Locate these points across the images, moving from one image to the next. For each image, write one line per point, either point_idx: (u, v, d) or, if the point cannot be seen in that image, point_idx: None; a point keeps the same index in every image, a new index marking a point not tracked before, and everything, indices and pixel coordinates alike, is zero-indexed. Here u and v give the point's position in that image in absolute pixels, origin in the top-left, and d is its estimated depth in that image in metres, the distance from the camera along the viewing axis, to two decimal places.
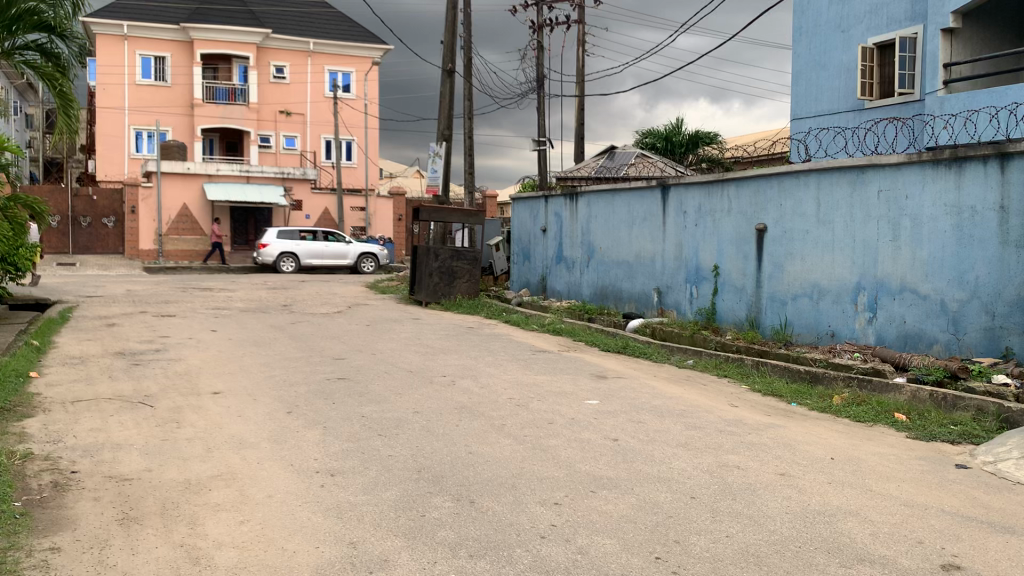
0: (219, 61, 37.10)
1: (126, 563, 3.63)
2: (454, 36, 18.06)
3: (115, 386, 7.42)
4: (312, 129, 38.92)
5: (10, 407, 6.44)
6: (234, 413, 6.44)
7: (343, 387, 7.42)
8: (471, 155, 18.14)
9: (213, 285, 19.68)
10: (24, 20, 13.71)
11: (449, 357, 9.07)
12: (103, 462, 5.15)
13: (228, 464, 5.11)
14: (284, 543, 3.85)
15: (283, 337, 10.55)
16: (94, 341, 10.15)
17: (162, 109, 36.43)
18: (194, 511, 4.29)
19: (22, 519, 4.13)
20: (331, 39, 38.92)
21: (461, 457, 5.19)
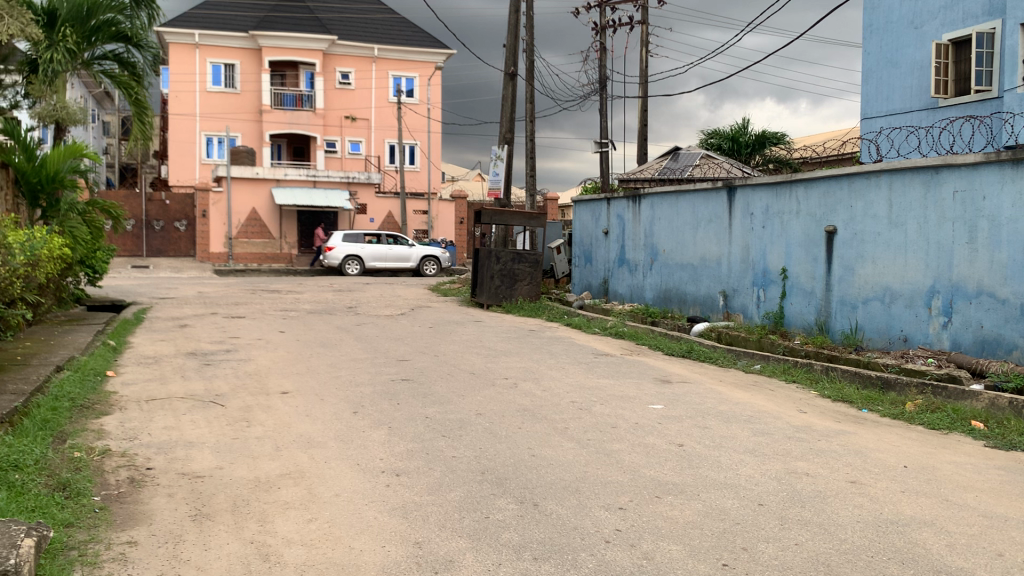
0: (286, 67, 37.88)
1: (199, 559, 3.73)
2: (516, 39, 18.13)
3: (186, 385, 7.62)
4: (377, 134, 39.45)
5: (89, 405, 6.68)
6: (302, 413, 6.55)
7: (407, 388, 7.50)
8: (534, 157, 18.16)
9: (280, 287, 20.11)
10: (102, 31, 15.45)
11: (511, 359, 9.08)
12: (176, 459, 5.30)
13: (296, 463, 5.21)
14: (351, 542, 3.90)
15: (348, 339, 10.72)
16: (167, 341, 10.46)
17: (232, 115, 37.34)
18: (264, 508, 4.37)
19: (102, 513, 4.28)
20: (395, 44, 39.38)
21: (525, 460, 5.19)
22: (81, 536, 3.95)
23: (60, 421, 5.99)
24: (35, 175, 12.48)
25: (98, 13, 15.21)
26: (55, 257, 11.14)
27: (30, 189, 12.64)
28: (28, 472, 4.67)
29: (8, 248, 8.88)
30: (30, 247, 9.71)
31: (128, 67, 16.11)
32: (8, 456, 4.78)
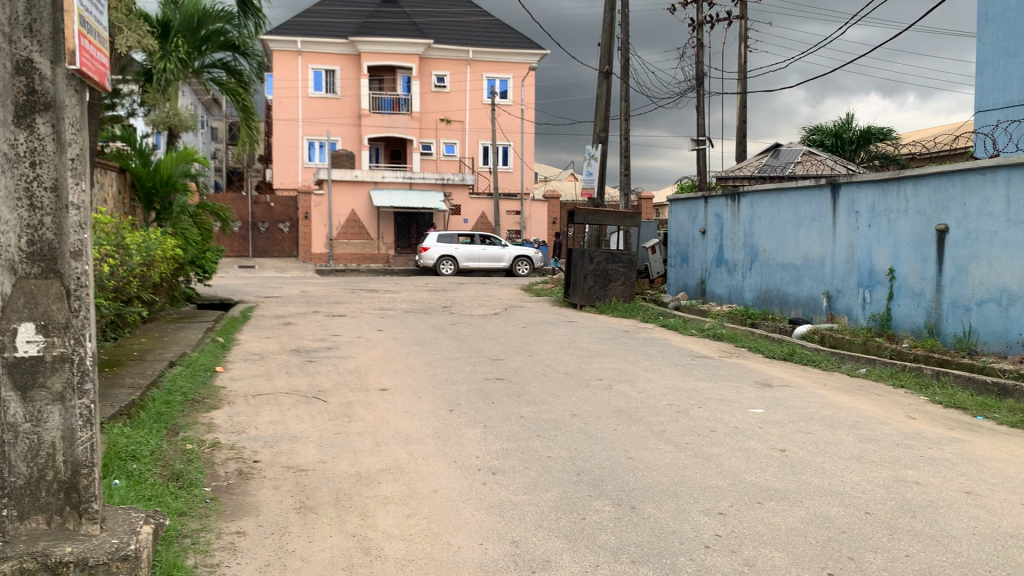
0: (384, 72, 38.69)
1: (304, 550, 3.84)
2: (612, 38, 18.02)
3: (290, 381, 7.87)
4: (471, 135, 39.87)
5: (200, 399, 6.97)
6: (400, 410, 6.68)
7: (502, 387, 7.54)
8: (628, 156, 18.02)
9: (377, 286, 20.54)
10: (211, 40, 16.10)
11: (606, 360, 9.03)
12: (281, 453, 5.47)
13: (395, 459, 5.31)
14: (449, 538, 3.95)
15: (444, 338, 10.86)
16: (272, 338, 10.82)
17: (332, 119, 38.35)
18: (365, 503, 4.47)
19: (213, 504, 4.46)
20: (489, 46, 39.73)
21: (621, 462, 5.15)
22: (194, 525, 4.13)
23: (174, 413, 6.27)
24: (150, 179, 13.31)
25: (208, 23, 15.83)
26: (168, 257, 11.66)
27: (145, 193, 13.51)
28: (145, 462, 4.90)
29: (126, 249, 9.37)
30: (147, 248, 10.22)
31: (236, 75, 16.69)
32: (127, 446, 5.03)
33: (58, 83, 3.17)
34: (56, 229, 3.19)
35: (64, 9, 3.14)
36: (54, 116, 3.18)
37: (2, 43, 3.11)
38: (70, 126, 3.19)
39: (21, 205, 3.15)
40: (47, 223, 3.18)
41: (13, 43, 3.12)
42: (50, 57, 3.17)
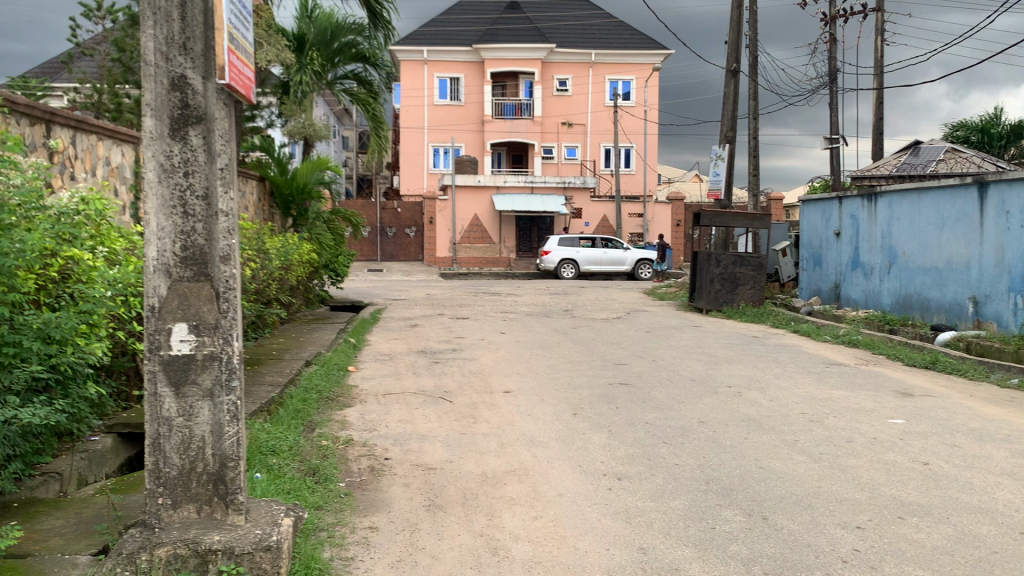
0: (507, 78, 39.13)
1: (433, 547, 3.92)
2: (739, 35, 17.61)
3: (418, 381, 8.07)
4: (593, 138, 39.54)
5: (334, 397, 7.24)
6: (524, 412, 6.73)
7: (627, 392, 7.48)
8: (757, 156, 17.54)
9: (501, 289, 20.78)
10: (344, 53, 16.78)
11: (734, 367, 8.80)
12: (410, 451, 5.61)
13: (521, 460, 5.35)
14: (575, 542, 3.94)
15: (567, 341, 10.87)
16: (400, 340, 11.12)
17: (457, 126, 39.02)
18: (493, 503, 4.52)
19: (347, 498, 4.62)
20: (612, 48, 39.51)
21: (752, 472, 5.01)
22: (330, 518, 4.29)
23: (310, 411, 6.53)
24: (287, 187, 13.87)
25: (341, 36, 16.52)
26: (304, 261, 12.15)
27: (283, 200, 14.09)
28: (284, 457, 5.12)
29: (267, 253, 9.89)
30: (284, 252, 10.70)
31: (367, 85, 17.31)
32: (267, 441, 5.28)
33: (210, 97, 3.37)
34: (207, 235, 3.38)
35: (215, 27, 3.34)
36: (205, 128, 3.38)
37: (160, 61, 3.33)
38: (220, 137, 3.39)
39: (176, 213, 3.36)
40: (198, 229, 3.37)
41: (169, 61, 3.34)
42: (202, 72, 3.37)
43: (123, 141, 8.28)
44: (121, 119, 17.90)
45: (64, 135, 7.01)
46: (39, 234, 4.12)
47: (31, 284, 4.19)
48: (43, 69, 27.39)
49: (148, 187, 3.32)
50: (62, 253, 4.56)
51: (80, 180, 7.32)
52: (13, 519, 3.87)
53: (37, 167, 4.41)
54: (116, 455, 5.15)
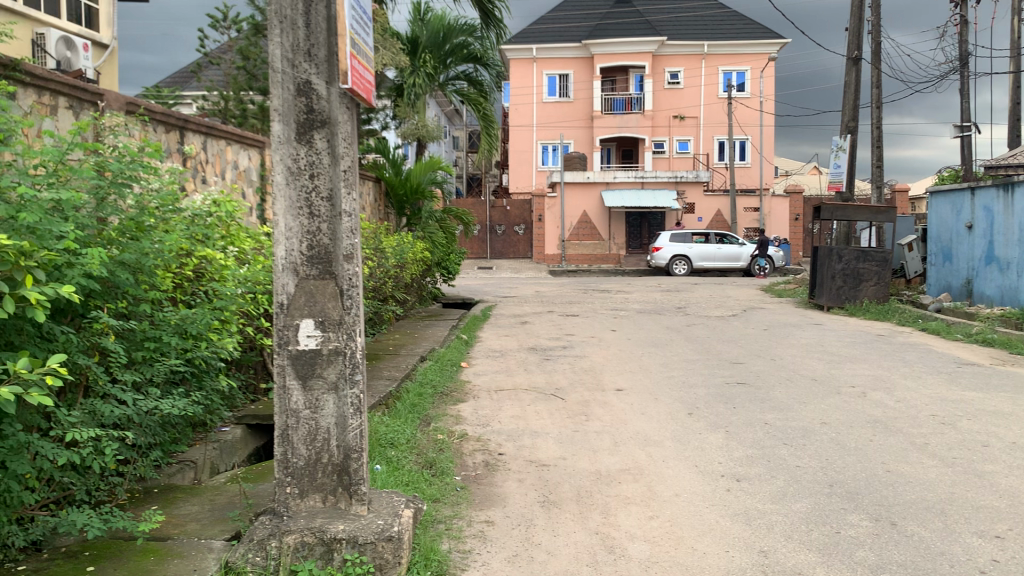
0: (617, 72, 38.85)
1: (549, 543, 3.94)
2: (861, 21, 16.91)
3: (530, 378, 8.12)
4: (706, 131, 38.85)
5: (448, 392, 7.37)
6: (638, 410, 6.67)
7: (744, 392, 7.30)
8: (881, 147, 16.81)
9: (612, 287, 20.66)
10: (455, 53, 17.03)
11: (857, 366, 8.47)
12: (524, 447, 5.65)
13: (635, 459, 5.31)
14: (694, 543, 3.89)
15: (680, 339, 10.70)
16: (511, 337, 11.20)
17: (567, 122, 39.00)
18: (608, 501, 4.51)
19: (463, 492, 4.71)
20: (725, 38, 38.60)
21: (879, 475, 4.81)
22: (447, 511, 4.37)
23: (425, 405, 6.68)
24: (401, 187, 14.22)
25: (452, 37, 16.78)
26: (418, 259, 12.44)
27: (398, 200, 14.46)
28: (402, 449, 5.25)
29: (383, 251, 10.16)
30: (399, 250, 10.99)
31: (477, 85, 17.52)
32: (386, 434, 5.43)
33: (333, 101, 3.49)
34: (331, 234, 3.50)
35: (338, 34, 3.45)
36: (330, 132, 3.49)
37: (286, 68, 3.46)
38: (343, 140, 3.50)
39: (303, 213, 3.49)
40: (324, 229, 3.50)
41: (295, 67, 3.46)
42: (326, 78, 3.49)
43: (250, 145, 8.68)
44: (245, 124, 18.75)
45: (197, 140, 7.40)
46: (176, 235, 4.35)
47: (169, 282, 4.44)
48: (175, 78, 29.02)
49: (276, 190, 3.47)
50: (196, 253, 4.82)
51: (211, 183, 7.72)
52: (154, 504, 4.10)
53: (174, 171, 4.66)
54: (245, 445, 5.40)
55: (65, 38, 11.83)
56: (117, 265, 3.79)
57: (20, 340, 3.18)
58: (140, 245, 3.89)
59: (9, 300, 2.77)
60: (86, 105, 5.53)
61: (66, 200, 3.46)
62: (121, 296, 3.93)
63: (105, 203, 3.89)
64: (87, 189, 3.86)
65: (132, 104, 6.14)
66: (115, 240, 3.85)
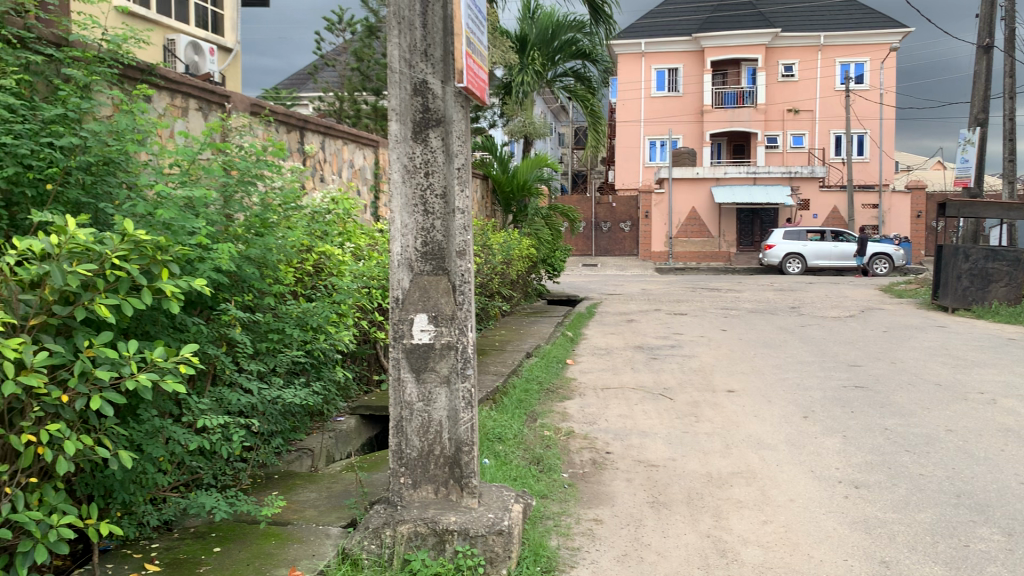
0: (728, 66, 38.02)
1: (659, 544, 3.90)
2: (993, 7, 16.02)
3: (637, 377, 8.04)
4: (822, 125, 37.56)
5: (554, 388, 7.40)
6: (750, 413, 6.52)
7: (862, 396, 7.03)
8: (1014, 140, 15.88)
9: (720, 285, 20.24)
10: (564, 50, 17.04)
11: (986, 371, 8.03)
12: (632, 446, 5.61)
13: (748, 463, 5.19)
14: (810, 550, 3.77)
15: (793, 340, 10.39)
16: (617, 335, 11.12)
17: (675, 117, 38.41)
18: (719, 504, 4.42)
19: (571, 489, 4.71)
20: (844, 29, 37.23)
21: (1011, 488, 4.55)
22: (556, 507, 4.38)
23: (532, 401, 6.70)
24: (509, 184, 14.36)
25: (561, 34, 16.80)
26: (524, 256, 12.54)
27: (505, 197, 14.61)
28: (509, 444, 5.29)
29: (491, 248, 10.27)
30: (506, 247, 11.10)
31: (585, 82, 17.49)
32: (494, 428, 5.49)
33: (448, 100, 3.54)
34: (444, 231, 3.56)
35: (453, 33, 3.50)
36: (444, 131, 3.55)
37: (404, 69, 3.54)
38: (457, 138, 3.54)
39: (418, 211, 3.56)
40: (437, 226, 3.56)
41: (412, 67, 3.54)
42: (441, 77, 3.53)
43: (365, 145, 8.93)
44: (359, 124, 19.33)
45: (315, 140, 7.66)
46: (298, 231, 4.50)
47: (291, 276, 4.62)
48: (293, 79, 30.10)
49: (393, 188, 3.56)
50: (316, 249, 5.01)
51: (329, 180, 7.98)
52: (275, 489, 4.27)
53: (296, 170, 4.83)
54: (359, 435, 5.55)
55: (194, 43, 12.41)
56: (244, 259, 3.96)
57: (156, 330, 3.36)
58: (265, 241, 4.06)
59: (148, 293, 2.93)
60: (214, 106, 5.80)
61: (199, 198, 3.64)
62: (246, 290, 4.11)
63: (232, 201, 4.08)
64: (215, 187, 4.06)
65: (255, 105, 6.42)
66: (242, 235, 4.03)
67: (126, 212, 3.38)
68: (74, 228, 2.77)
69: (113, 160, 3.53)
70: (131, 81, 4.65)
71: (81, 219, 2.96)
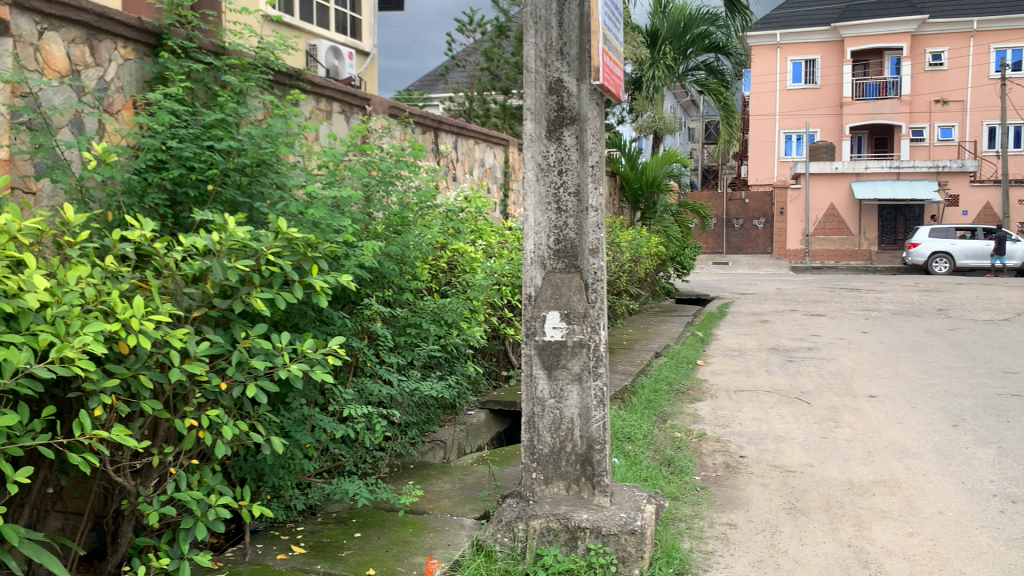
0: (870, 56, 36.29)
1: (796, 552, 3.78)
2: None
3: (772, 379, 7.82)
4: (974, 116, 35.36)
5: (685, 390, 7.29)
6: (894, 419, 6.22)
7: (1019, 405, 6.57)
8: None
9: (860, 285, 19.35)
10: (696, 43, 16.75)
11: None
12: (767, 451, 5.46)
13: (892, 471, 4.95)
14: (961, 566, 3.58)
15: (940, 344, 9.82)
16: (750, 336, 10.84)
17: (812, 110, 37.01)
18: (860, 514, 4.25)
19: (704, 492, 4.63)
20: (999, 12, 34.89)
21: None
22: (688, 510, 4.32)
23: (662, 402, 6.63)
24: (637, 181, 14.23)
25: (693, 27, 16.52)
26: (653, 254, 12.42)
27: (633, 193, 14.48)
28: (639, 445, 5.26)
29: (619, 246, 10.23)
30: (634, 244, 11.04)
31: (718, 75, 17.10)
32: (623, 429, 5.47)
33: (584, 97, 3.54)
34: (578, 229, 3.57)
35: (590, 31, 3.49)
36: (579, 129, 3.55)
37: (539, 68, 3.57)
38: (592, 136, 3.53)
39: (551, 209, 3.59)
40: (571, 224, 3.57)
41: (547, 66, 3.56)
42: (577, 75, 3.54)
43: (495, 144, 9.08)
44: (488, 123, 19.68)
45: (449, 140, 7.83)
46: (434, 229, 4.63)
47: (427, 273, 4.76)
48: (424, 80, 30.87)
49: (527, 187, 3.60)
50: (450, 246, 5.15)
51: (461, 179, 8.15)
52: (411, 479, 4.41)
53: (432, 170, 4.95)
54: (489, 430, 5.65)
55: (334, 48, 12.93)
56: (384, 256, 4.10)
57: (304, 322, 3.53)
58: (404, 239, 4.19)
59: (299, 287, 3.08)
60: (356, 109, 6.02)
61: (344, 197, 3.80)
62: (387, 285, 4.26)
63: (374, 200, 4.24)
64: (358, 187, 4.22)
65: (392, 107, 6.62)
66: (382, 233, 4.17)
67: (279, 211, 3.56)
68: (233, 226, 2.93)
69: (266, 161, 3.72)
70: (280, 87, 4.89)
71: (239, 217, 3.14)
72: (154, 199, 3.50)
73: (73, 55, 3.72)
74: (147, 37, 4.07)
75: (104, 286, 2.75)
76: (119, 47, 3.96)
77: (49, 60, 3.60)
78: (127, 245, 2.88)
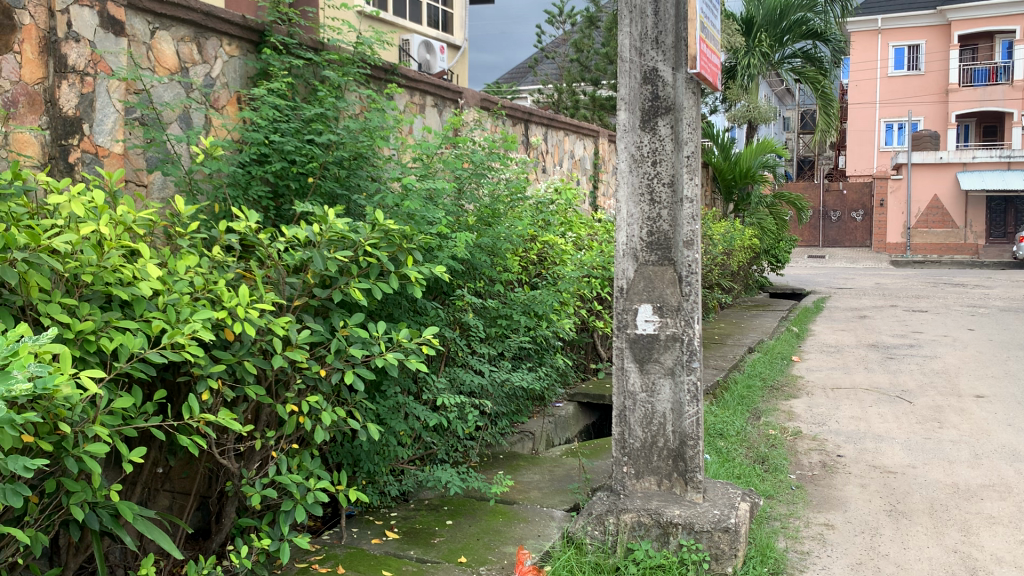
0: (979, 39, 34.54)
1: (898, 556, 3.65)
2: None
3: (871, 377, 7.56)
4: None
5: (779, 386, 7.12)
6: (1003, 421, 5.94)
7: None
8: None
9: (967, 280, 18.46)
10: (793, 31, 16.34)
11: None
12: (866, 450, 5.29)
13: (1002, 475, 4.73)
14: None
15: None
16: (848, 332, 10.50)
17: (915, 98, 35.53)
18: (966, 519, 4.07)
19: (799, 491, 4.51)
20: None
21: None
22: (783, 509, 4.22)
23: (755, 398, 6.48)
24: (730, 171, 13.92)
25: (790, 14, 16.16)
26: (746, 247, 12.17)
27: (726, 184, 14.18)
28: (731, 441, 5.16)
29: (711, 238, 10.09)
30: (727, 237, 10.84)
31: (816, 63, 16.56)
32: (715, 425, 5.40)
33: (679, 86, 3.47)
34: (672, 221, 3.52)
35: (687, 18, 3.43)
36: (674, 118, 3.49)
37: (634, 57, 3.53)
38: (688, 125, 3.47)
39: (645, 200, 3.55)
40: (664, 215, 3.52)
41: (642, 56, 3.52)
42: (672, 64, 3.48)
43: (585, 135, 9.05)
44: (577, 114, 19.66)
45: (539, 132, 7.85)
46: (524, 220, 4.64)
47: (518, 265, 4.79)
48: (513, 73, 30.94)
49: (620, 177, 3.57)
50: (540, 238, 5.19)
51: (550, 171, 8.15)
52: (500, 469, 4.45)
53: (523, 162, 4.95)
54: (577, 422, 5.64)
55: (426, 43, 13.07)
56: (476, 247, 4.15)
57: (399, 312, 3.60)
58: (495, 230, 4.23)
59: (395, 278, 3.13)
60: (448, 102, 6.09)
61: (438, 189, 3.84)
62: (478, 277, 4.29)
63: (465, 192, 4.29)
64: (450, 179, 4.28)
65: (482, 99, 6.68)
66: (473, 225, 4.21)
67: (375, 203, 3.63)
68: (332, 217, 3.00)
69: (362, 154, 3.79)
70: (377, 82, 5.00)
71: (339, 209, 3.22)
72: (257, 190, 3.62)
73: (182, 53, 3.87)
74: (251, 34, 4.20)
75: (211, 275, 2.84)
76: (224, 44, 4.10)
77: (160, 58, 3.77)
78: (232, 236, 2.99)
